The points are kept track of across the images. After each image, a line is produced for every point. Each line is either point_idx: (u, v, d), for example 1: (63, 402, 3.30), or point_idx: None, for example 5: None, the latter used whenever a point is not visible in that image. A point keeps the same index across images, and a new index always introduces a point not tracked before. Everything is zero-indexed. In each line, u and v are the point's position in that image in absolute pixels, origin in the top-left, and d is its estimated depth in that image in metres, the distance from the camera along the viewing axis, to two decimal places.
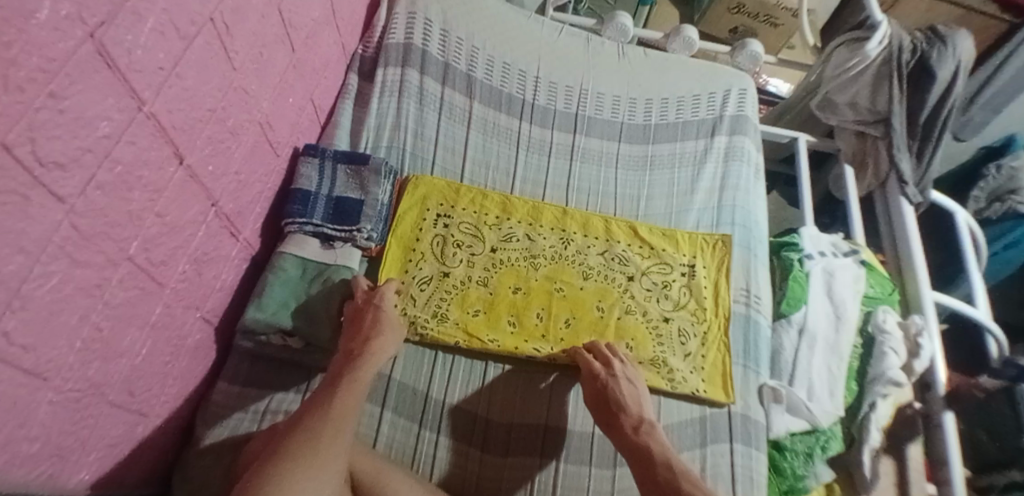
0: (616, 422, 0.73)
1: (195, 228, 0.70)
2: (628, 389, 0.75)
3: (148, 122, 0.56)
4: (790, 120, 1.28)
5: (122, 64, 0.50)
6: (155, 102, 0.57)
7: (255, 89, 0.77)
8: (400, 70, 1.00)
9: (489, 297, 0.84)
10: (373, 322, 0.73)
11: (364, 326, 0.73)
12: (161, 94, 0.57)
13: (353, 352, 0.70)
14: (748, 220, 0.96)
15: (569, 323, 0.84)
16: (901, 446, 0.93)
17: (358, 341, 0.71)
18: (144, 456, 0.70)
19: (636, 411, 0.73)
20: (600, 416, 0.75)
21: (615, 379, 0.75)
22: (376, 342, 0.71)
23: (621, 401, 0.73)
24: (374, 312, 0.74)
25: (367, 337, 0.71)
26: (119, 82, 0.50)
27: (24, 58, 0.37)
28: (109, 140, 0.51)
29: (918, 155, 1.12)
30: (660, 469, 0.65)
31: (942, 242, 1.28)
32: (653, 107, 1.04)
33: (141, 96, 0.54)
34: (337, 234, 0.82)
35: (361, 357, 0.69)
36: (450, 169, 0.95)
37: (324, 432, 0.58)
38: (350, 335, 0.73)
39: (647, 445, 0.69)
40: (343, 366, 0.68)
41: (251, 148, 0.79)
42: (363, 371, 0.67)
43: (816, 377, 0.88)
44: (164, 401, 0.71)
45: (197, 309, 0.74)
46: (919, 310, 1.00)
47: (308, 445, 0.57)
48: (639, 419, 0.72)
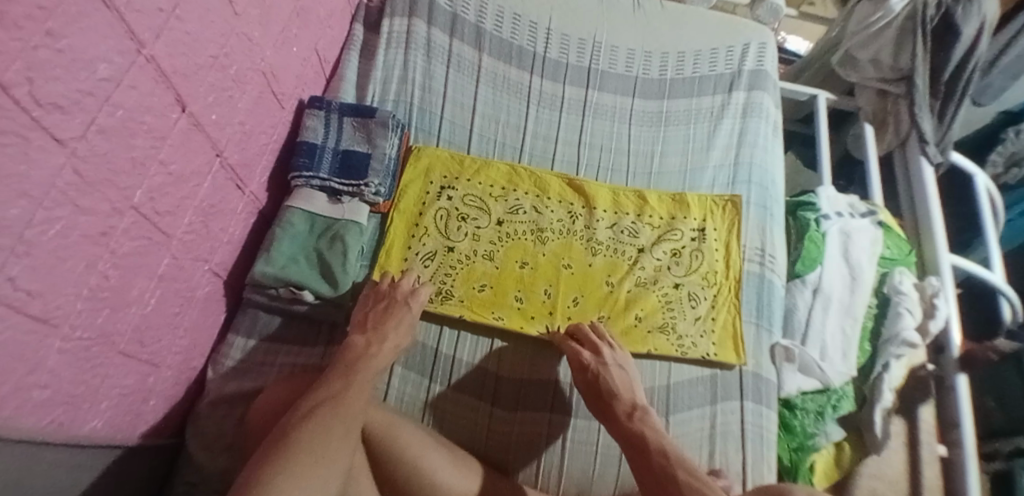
0: (608, 411, 0.69)
1: (200, 179, 0.68)
2: (619, 376, 0.71)
3: (149, 66, 0.54)
4: (810, 78, 1.25)
5: (121, 4, 0.48)
6: (156, 45, 0.55)
7: (258, 37, 0.75)
8: (407, 21, 0.97)
9: (495, 271, 0.82)
10: (400, 322, 0.70)
11: (390, 325, 0.69)
12: (162, 37, 0.55)
13: (370, 344, 0.66)
14: (765, 178, 0.93)
15: (578, 301, 0.81)
16: (912, 407, 0.92)
17: (375, 335, 0.67)
18: (159, 406, 0.70)
19: (629, 396, 0.70)
20: (591, 405, 0.71)
21: (605, 367, 0.71)
22: (394, 343, 0.67)
23: (611, 388, 0.70)
24: (401, 311, 0.71)
25: (389, 337, 0.67)
26: (117, 23, 0.48)
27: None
28: (110, 84, 0.49)
29: (941, 114, 1.09)
30: (654, 457, 0.60)
31: (958, 207, 1.26)
32: (669, 61, 1.01)
33: (141, 38, 0.52)
34: (344, 188, 0.81)
35: (376, 353, 0.65)
36: (459, 122, 0.93)
37: (336, 427, 0.53)
38: (367, 327, 0.69)
39: (643, 432, 0.64)
40: (357, 358, 0.63)
41: (256, 99, 0.77)
42: (375, 367, 0.63)
43: (829, 337, 0.87)
44: (175, 353, 0.71)
45: (205, 262, 0.73)
46: (936, 273, 0.98)
47: (320, 438, 0.51)
48: (633, 405, 0.68)
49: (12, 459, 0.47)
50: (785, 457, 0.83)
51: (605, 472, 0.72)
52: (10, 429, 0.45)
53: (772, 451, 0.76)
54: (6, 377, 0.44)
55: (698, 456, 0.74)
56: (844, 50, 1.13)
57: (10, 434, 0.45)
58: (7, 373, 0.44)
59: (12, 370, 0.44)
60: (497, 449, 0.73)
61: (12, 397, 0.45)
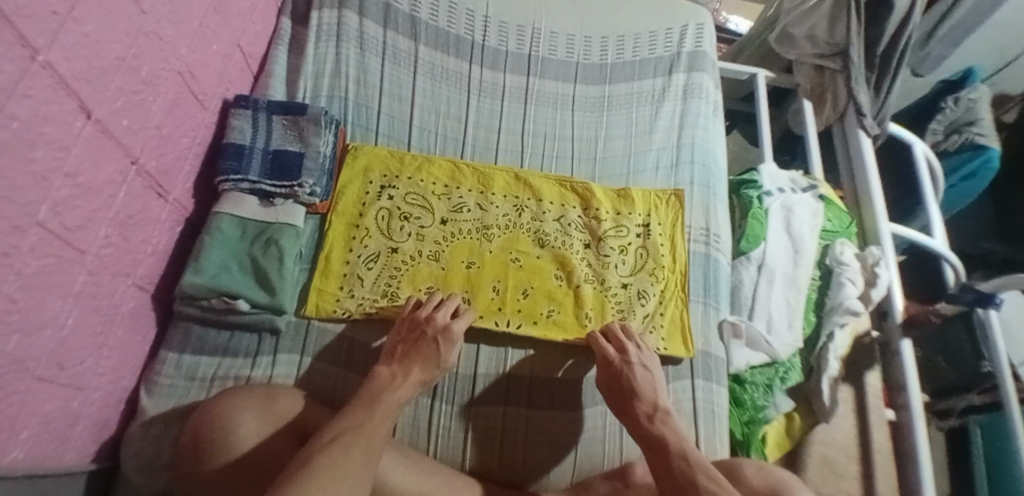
0: (629, 409, 0.68)
1: (114, 189, 0.64)
2: (642, 375, 0.71)
3: (45, 73, 0.49)
4: (749, 57, 1.28)
5: (10, 11, 0.43)
6: (51, 50, 0.50)
7: (171, 35, 0.71)
8: (337, 12, 0.94)
9: (442, 272, 0.80)
10: (429, 358, 0.67)
11: (417, 360, 0.66)
12: (57, 42, 0.51)
13: (394, 377, 0.64)
14: (707, 158, 0.94)
15: (528, 294, 0.80)
16: (859, 374, 0.96)
17: (400, 368, 0.65)
18: (87, 430, 0.66)
19: (650, 397, 0.69)
20: (612, 401, 0.71)
21: (628, 366, 0.71)
22: (420, 378, 0.65)
23: (634, 387, 0.69)
24: (431, 349, 0.68)
25: (414, 370, 0.65)
26: (8, 31, 0.43)
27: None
28: (3, 94, 0.44)
29: (877, 87, 1.11)
30: (675, 462, 0.60)
31: (899, 177, 1.29)
32: (609, 44, 1.00)
33: (33, 44, 0.47)
34: (276, 190, 0.78)
35: (400, 387, 0.62)
36: (397, 116, 0.90)
37: (355, 461, 0.51)
38: (395, 358, 0.67)
39: (662, 435, 0.63)
40: (377, 392, 0.61)
41: (172, 100, 0.73)
42: (397, 401, 0.61)
43: (774, 309, 0.89)
44: (101, 374, 0.67)
45: (128, 276, 0.70)
46: (876, 242, 1.01)
47: (341, 467, 0.50)
48: (654, 406, 0.67)
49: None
50: (737, 431, 0.84)
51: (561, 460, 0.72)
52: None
53: (724, 427, 0.77)
54: None
55: None
56: (782, 27, 1.14)
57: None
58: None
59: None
60: (452, 446, 0.71)
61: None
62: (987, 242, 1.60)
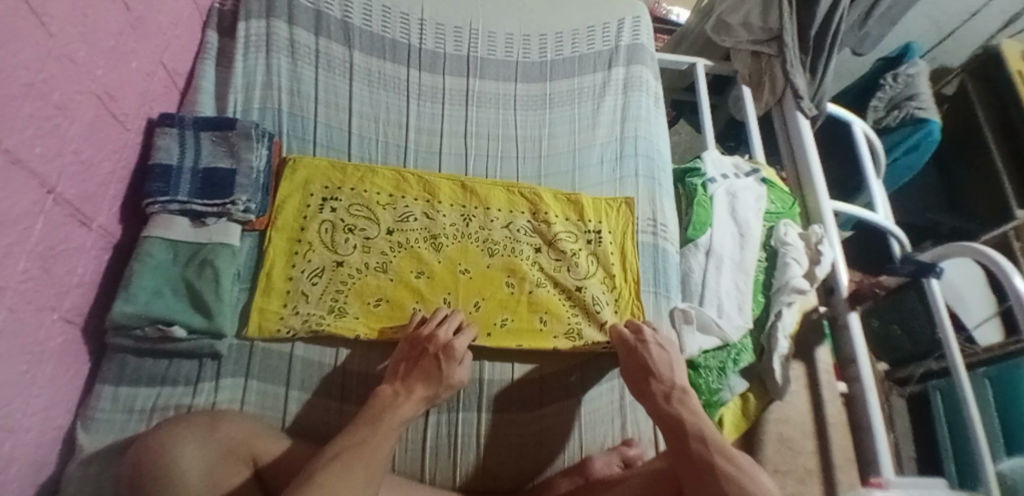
0: (647, 390, 0.70)
1: (30, 220, 0.60)
2: (659, 354, 0.73)
3: None
4: (689, 47, 1.31)
5: None
6: None
7: (84, 57, 0.67)
8: (265, 22, 0.92)
9: (390, 284, 0.79)
10: (430, 376, 0.66)
11: (419, 378, 0.66)
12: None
13: (397, 394, 0.64)
14: (651, 149, 0.95)
15: (479, 306, 0.80)
16: (811, 351, 1.00)
17: (402, 385, 0.65)
18: (23, 473, 0.63)
19: (668, 377, 0.70)
20: (631, 382, 0.72)
21: (643, 344, 0.74)
22: (423, 395, 0.64)
23: (651, 365, 0.71)
24: (434, 365, 0.67)
25: (417, 387, 0.65)
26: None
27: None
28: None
29: (812, 69, 1.15)
30: (691, 441, 0.60)
31: (840, 156, 1.33)
32: (548, 42, 1.00)
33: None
34: (208, 209, 0.75)
35: (403, 404, 0.62)
36: (335, 125, 0.88)
37: (359, 474, 0.51)
38: (398, 376, 0.67)
39: (679, 413, 0.64)
40: (381, 411, 0.61)
41: (90, 123, 0.70)
42: (400, 419, 0.61)
43: (724, 294, 0.90)
44: (31, 415, 0.64)
45: (54, 310, 0.66)
46: (820, 221, 1.04)
47: (342, 482, 0.49)
48: (671, 386, 0.69)
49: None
50: None
51: (521, 460, 0.73)
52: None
53: None
54: None
55: (611, 428, 0.77)
56: (717, 16, 1.17)
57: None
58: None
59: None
60: (409, 458, 0.70)
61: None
62: (935, 215, 1.67)
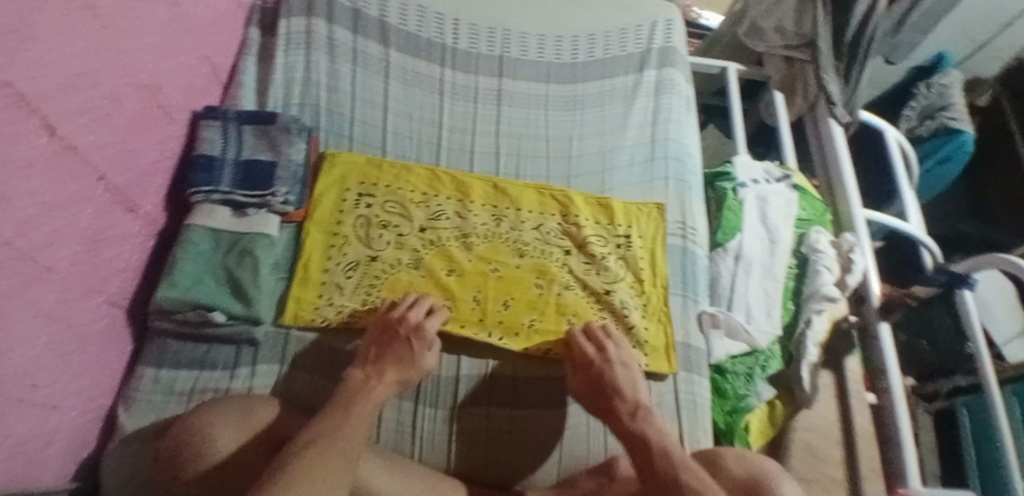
0: (611, 408, 0.66)
1: (80, 206, 0.63)
2: (623, 373, 0.70)
3: (7, 92, 0.49)
4: (721, 51, 1.29)
5: None
6: (11, 68, 0.49)
7: (132, 50, 0.70)
8: (306, 20, 0.94)
9: (421, 280, 0.80)
10: (402, 358, 0.66)
11: (390, 361, 0.66)
12: (19, 57, 0.50)
13: (369, 378, 0.63)
14: (681, 152, 0.95)
15: (508, 305, 0.80)
16: (839, 360, 1.00)
17: (374, 370, 0.64)
18: (64, 450, 0.65)
19: (632, 396, 0.67)
20: (593, 403, 0.69)
21: (609, 364, 0.71)
22: (395, 378, 0.64)
23: (616, 385, 0.68)
24: (406, 349, 0.67)
25: (388, 371, 0.64)
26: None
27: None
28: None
29: (846, 75, 1.12)
30: (657, 458, 0.57)
31: (872, 165, 1.31)
32: (580, 43, 1.01)
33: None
34: (249, 200, 0.77)
35: (375, 388, 0.62)
36: (370, 121, 0.90)
37: (336, 461, 0.49)
38: (369, 361, 0.66)
39: (643, 431, 0.61)
40: (355, 396, 0.59)
41: (137, 115, 0.72)
42: (372, 403, 0.60)
43: (753, 300, 0.89)
44: (74, 393, 0.66)
45: (100, 293, 0.69)
46: (852, 229, 1.02)
47: (321, 466, 0.48)
48: (635, 404, 0.65)
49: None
50: (720, 421, 0.85)
51: (548, 457, 0.73)
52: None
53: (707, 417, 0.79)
54: None
55: None
56: (750, 20, 1.16)
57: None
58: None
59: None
60: (437, 450, 0.71)
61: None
62: (973, 224, 1.63)
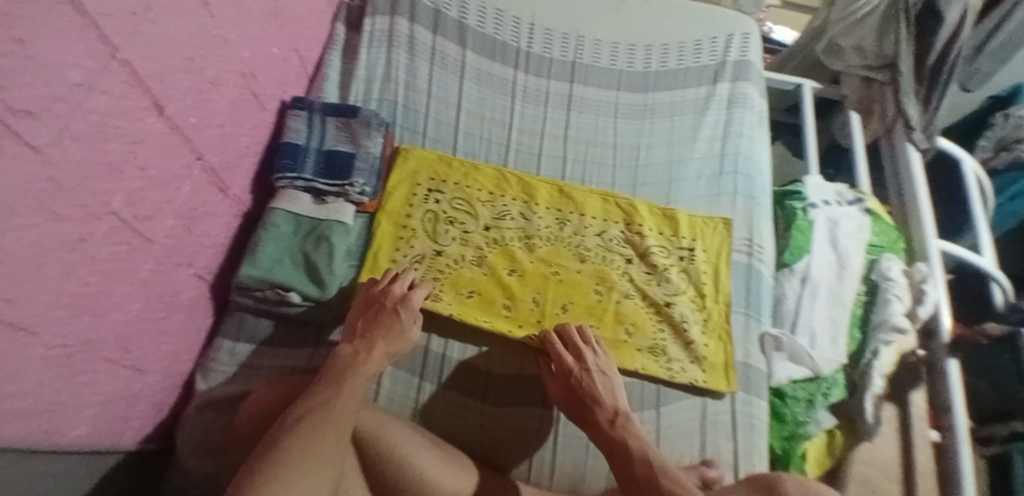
0: (590, 417, 0.67)
1: (179, 183, 0.67)
2: (602, 381, 0.69)
3: (123, 71, 0.53)
4: (795, 68, 1.27)
5: (90, 8, 0.46)
6: (128, 49, 0.53)
7: (235, 39, 0.73)
8: (390, 19, 0.97)
9: (483, 278, 0.81)
10: (389, 329, 0.68)
11: (379, 333, 0.68)
12: (133, 41, 0.54)
13: (357, 353, 0.65)
14: (751, 167, 0.93)
15: (566, 309, 0.80)
16: (905, 393, 0.97)
17: (362, 343, 0.67)
18: (145, 411, 0.69)
19: (610, 403, 0.68)
20: (571, 409, 0.70)
21: (587, 372, 0.70)
22: (383, 351, 0.66)
23: (594, 393, 0.68)
24: (393, 319, 0.69)
25: (376, 344, 0.67)
26: (87, 26, 0.46)
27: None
28: (82, 89, 0.47)
29: (925, 100, 1.07)
30: (637, 466, 0.61)
31: (947, 193, 1.25)
32: (653, 53, 1.01)
33: (113, 42, 0.50)
34: (328, 189, 0.81)
35: (364, 361, 0.64)
36: (444, 120, 0.93)
37: (325, 441, 0.54)
38: (357, 335, 0.68)
39: (625, 439, 0.64)
40: (344, 368, 0.63)
41: (234, 100, 0.76)
42: (363, 375, 0.63)
43: (819, 325, 0.87)
44: (160, 358, 0.70)
45: (189, 266, 0.73)
46: (924, 259, 0.98)
47: (311, 448, 0.53)
48: (614, 411, 0.67)
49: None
50: (776, 446, 0.83)
51: (596, 466, 0.73)
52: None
53: (763, 439, 0.77)
54: None
55: (690, 446, 0.75)
56: (828, 38, 1.13)
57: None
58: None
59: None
60: (487, 445, 0.72)
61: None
62: None
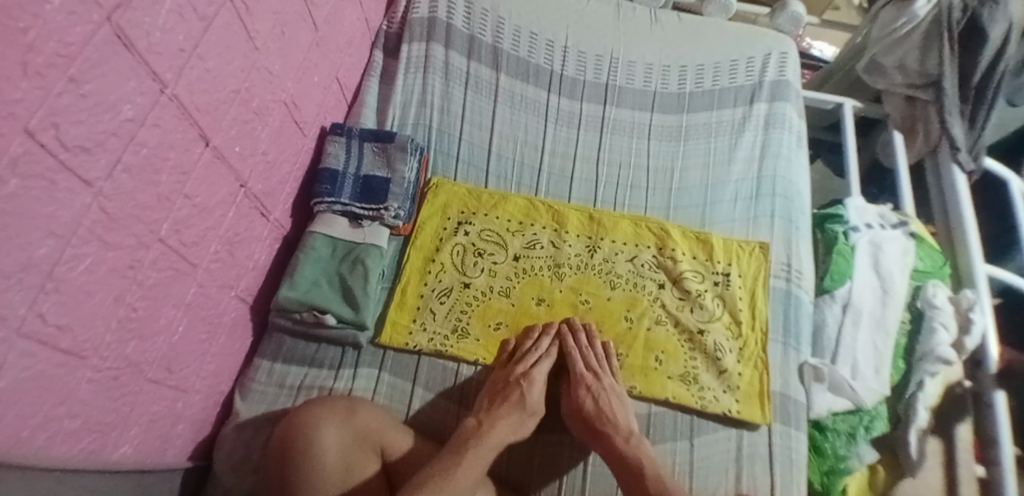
0: (604, 436, 0.68)
1: (224, 209, 0.68)
2: (616, 403, 0.71)
3: (172, 105, 0.54)
4: (834, 85, 1.25)
5: (142, 47, 0.48)
6: (177, 84, 0.54)
7: (279, 70, 0.75)
8: (424, 45, 1.01)
9: (511, 309, 0.81)
10: (514, 404, 0.69)
11: (503, 407, 0.68)
12: (183, 76, 0.55)
13: (480, 424, 0.66)
14: (789, 190, 0.91)
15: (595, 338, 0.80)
16: (947, 425, 0.90)
17: (487, 416, 0.68)
18: (187, 429, 0.70)
19: (625, 423, 0.70)
20: (584, 429, 0.70)
21: (604, 391, 0.72)
22: (507, 424, 0.67)
23: (611, 414, 0.70)
24: (515, 393, 0.70)
25: (501, 418, 0.67)
26: (138, 65, 0.48)
27: (42, 43, 0.36)
28: (134, 124, 0.49)
29: (971, 119, 1.04)
30: (653, 487, 0.63)
31: (994, 212, 1.19)
32: (688, 73, 1.00)
33: (163, 78, 0.52)
34: (365, 212, 0.82)
35: (489, 433, 0.65)
36: (477, 144, 0.94)
37: None
38: (483, 409, 0.69)
39: (641, 461, 0.66)
40: (469, 439, 0.64)
41: (278, 128, 0.78)
42: (488, 449, 0.63)
43: (861, 355, 0.84)
44: (203, 377, 0.71)
45: (232, 288, 0.74)
46: (971, 285, 0.94)
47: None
48: (628, 431, 0.69)
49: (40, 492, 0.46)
50: (815, 481, 0.80)
51: None
52: (20, 459, 0.43)
53: (802, 476, 0.74)
54: (27, 418, 0.43)
55: (724, 479, 0.72)
56: (869, 56, 1.10)
57: (21, 464, 0.43)
58: (5, 412, 0.41)
59: (28, 409, 0.43)
60: (519, 469, 0.72)
61: (23, 441, 0.44)
62: None
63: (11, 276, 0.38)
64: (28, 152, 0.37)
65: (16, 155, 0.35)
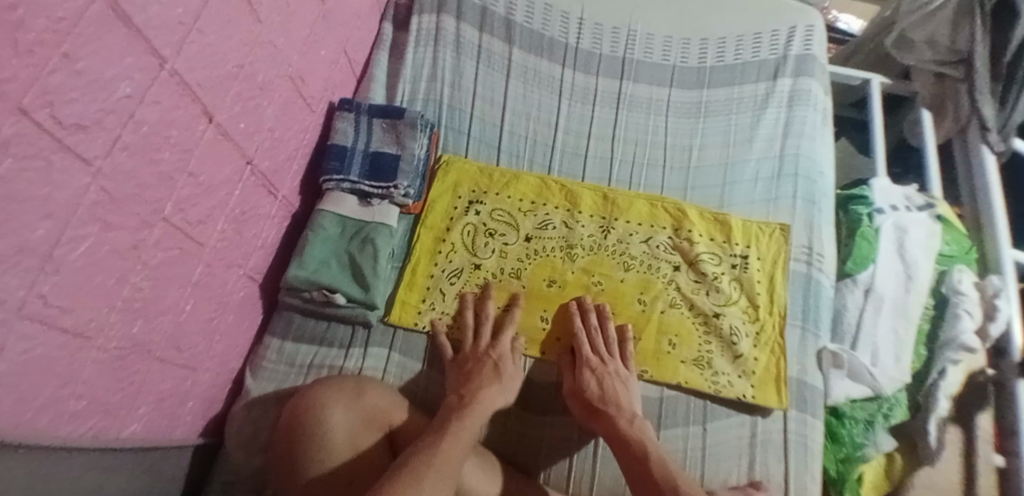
0: (605, 418, 0.67)
1: (229, 188, 0.66)
2: (621, 387, 0.70)
3: (172, 81, 0.51)
4: (860, 62, 1.20)
5: (139, 22, 0.45)
6: (177, 59, 0.51)
7: (284, 44, 0.72)
8: (435, 17, 0.97)
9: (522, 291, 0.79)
10: (492, 380, 0.67)
11: (480, 383, 0.67)
12: (183, 51, 0.52)
13: (463, 399, 0.65)
14: (812, 170, 0.88)
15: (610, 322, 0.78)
16: (968, 415, 0.89)
17: (467, 392, 0.66)
18: (195, 409, 0.70)
19: (628, 407, 0.69)
20: (583, 410, 0.69)
21: (603, 372, 0.70)
22: (490, 398, 0.65)
23: (616, 397, 0.69)
24: (488, 367, 0.69)
25: (482, 392, 0.65)
26: (136, 38, 0.45)
27: (32, 19, 0.33)
28: (133, 101, 0.46)
29: (1002, 99, 0.99)
30: (654, 468, 0.62)
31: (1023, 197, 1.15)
32: (708, 47, 0.96)
33: (162, 53, 0.49)
34: (374, 191, 0.80)
35: (472, 406, 0.63)
36: (489, 121, 0.91)
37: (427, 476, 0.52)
38: (461, 386, 0.67)
39: (644, 443, 0.64)
40: (450, 414, 0.61)
41: (284, 104, 0.75)
42: (474, 424, 0.61)
43: (882, 341, 0.81)
44: (211, 357, 0.70)
45: (240, 267, 0.73)
46: (998, 271, 0.91)
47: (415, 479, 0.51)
48: (632, 414, 0.68)
49: (47, 472, 0.45)
50: (830, 468, 0.79)
51: None
52: (25, 439, 0.41)
53: (818, 464, 0.73)
54: (29, 400, 0.42)
55: (737, 466, 0.71)
56: (897, 32, 1.04)
57: (25, 443, 0.41)
58: (7, 395, 0.39)
59: (30, 392, 0.42)
60: (525, 451, 0.71)
61: (25, 423, 0.42)
62: None
63: (8, 259, 0.36)
64: (21, 133, 0.34)
65: (7, 136, 0.33)
